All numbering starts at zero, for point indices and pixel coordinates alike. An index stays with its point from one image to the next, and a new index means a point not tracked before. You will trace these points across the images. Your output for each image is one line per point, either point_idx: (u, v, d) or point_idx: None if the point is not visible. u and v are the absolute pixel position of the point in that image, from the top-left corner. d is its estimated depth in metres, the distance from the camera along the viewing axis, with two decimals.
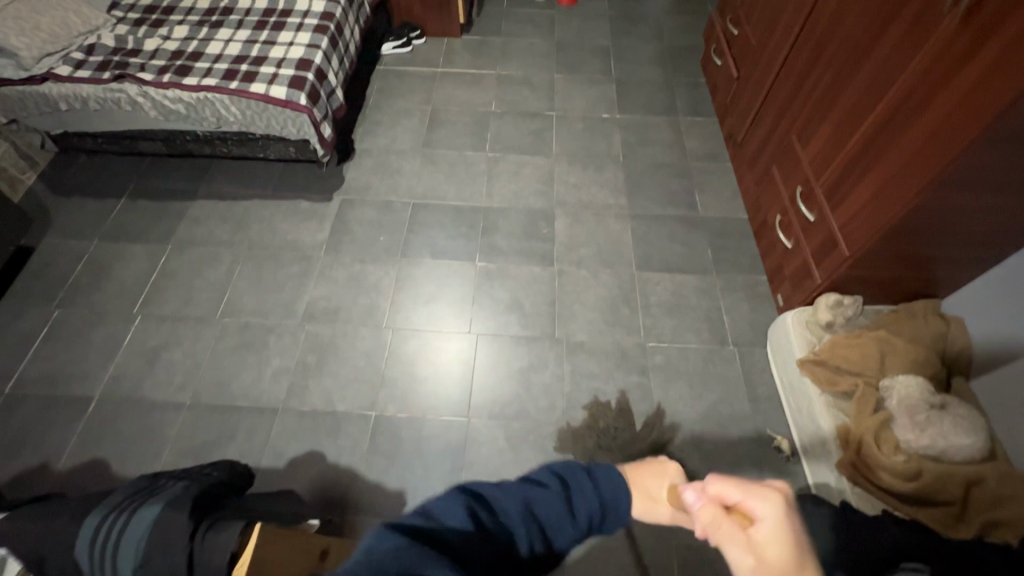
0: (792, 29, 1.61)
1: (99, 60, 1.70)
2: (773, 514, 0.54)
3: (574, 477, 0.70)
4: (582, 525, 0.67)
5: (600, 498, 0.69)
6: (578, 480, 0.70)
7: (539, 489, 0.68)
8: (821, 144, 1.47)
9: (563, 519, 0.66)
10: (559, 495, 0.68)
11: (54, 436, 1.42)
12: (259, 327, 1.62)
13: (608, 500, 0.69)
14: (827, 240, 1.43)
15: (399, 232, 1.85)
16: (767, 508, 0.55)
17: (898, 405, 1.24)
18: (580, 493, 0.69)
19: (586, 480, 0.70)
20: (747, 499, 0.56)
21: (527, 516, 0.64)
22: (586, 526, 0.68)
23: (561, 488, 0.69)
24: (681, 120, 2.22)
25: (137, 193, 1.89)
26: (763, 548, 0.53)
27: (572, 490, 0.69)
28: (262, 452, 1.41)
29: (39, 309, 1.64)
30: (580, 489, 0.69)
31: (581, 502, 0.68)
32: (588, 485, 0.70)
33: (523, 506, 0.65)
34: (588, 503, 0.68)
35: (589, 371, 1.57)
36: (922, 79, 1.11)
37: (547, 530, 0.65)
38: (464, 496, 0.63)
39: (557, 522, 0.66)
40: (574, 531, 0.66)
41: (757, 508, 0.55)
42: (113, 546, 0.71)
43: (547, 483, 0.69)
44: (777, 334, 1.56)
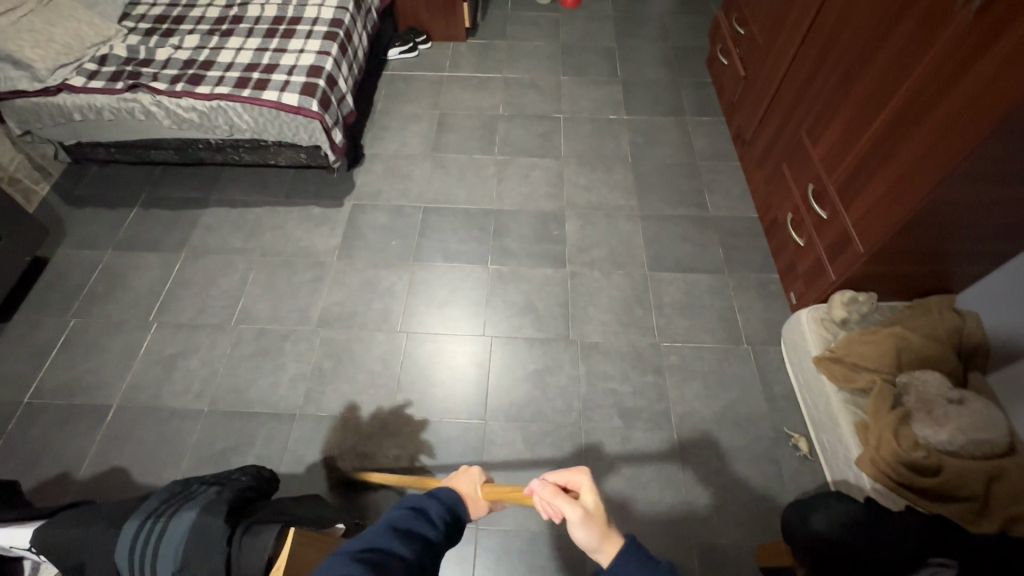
0: (800, 28, 1.62)
1: (112, 70, 1.71)
2: (587, 481, 0.73)
3: (418, 496, 0.76)
4: (445, 529, 0.74)
5: (446, 505, 0.76)
6: (421, 499, 0.76)
7: (398, 516, 0.72)
8: (832, 141, 1.47)
9: (429, 529, 0.73)
10: (416, 513, 0.73)
11: (74, 445, 1.43)
12: (275, 333, 1.63)
13: (450, 504, 0.77)
14: (841, 237, 1.43)
15: (411, 237, 1.85)
16: (582, 477, 0.74)
17: (916, 400, 1.24)
18: (431, 506, 0.75)
19: (428, 497, 0.77)
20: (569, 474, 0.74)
21: (401, 539, 0.69)
22: (448, 530, 0.75)
23: (414, 508, 0.74)
24: (689, 120, 2.23)
25: (150, 202, 1.90)
26: (585, 505, 0.71)
27: (424, 505, 0.75)
28: (282, 457, 1.41)
29: (56, 319, 1.65)
30: (428, 502, 0.76)
31: (434, 510, 0.75)
32: (433, 500, 0.76)
33: (396, 535, 0.69)
34: (441, 511, 0.75)
35: (605, 371, 1.57)
36: (932, 77, 1.12)
37: (424, 544, 0.71)
38: (346, 555, 0.64)
39: (428, 536, 0.72)
40: (441, 535, 0.73)
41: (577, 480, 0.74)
42: (153, 549, 0.72)
43: (399, 510, 0.73)
44: (791, 332, 1.56)
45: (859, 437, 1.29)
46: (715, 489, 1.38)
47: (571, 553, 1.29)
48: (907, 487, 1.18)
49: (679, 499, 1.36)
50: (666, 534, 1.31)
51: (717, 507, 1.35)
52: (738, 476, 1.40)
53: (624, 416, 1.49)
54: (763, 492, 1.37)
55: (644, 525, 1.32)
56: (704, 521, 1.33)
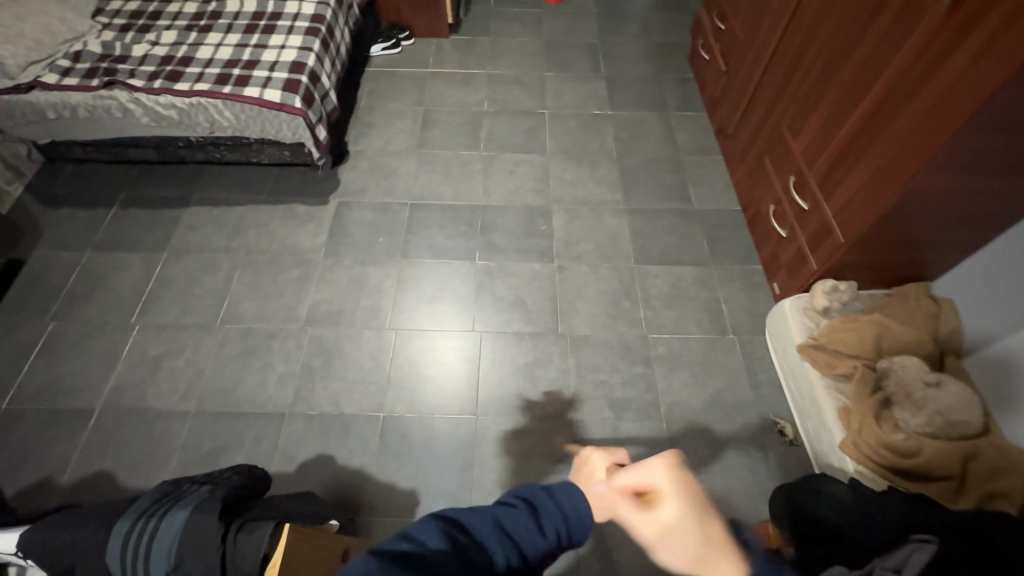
0: (779, 22, 1.65)
1: (86, 67, 1.67)
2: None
3: (536, 493, 0.71)
4: (554, 540, 0.67)
5: (564, 513, 0.69)
6: (538, 498, 0.70)
7: (508, 509, 0.68)
8: (812, 134, 1.50)
9: (532, 535, 0.66)
10: (526, 512, 0.68)
11: (56, 450, 1.40)
12: (262, 332, 1.61)
13: (572, 513, 0.70)
14: (822, 227, 1.46)
15: (398, 234, 1.85)
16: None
17: (896, 385, 1.29)
18: (545, 508, 0.69)
19: (548, 496, 0.70)
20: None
21: (497, 537, 0.63)
22: (558, 542, 0.67)
23: (528, 506, 0.69)
24: (672, 115, 2.25)
25: (129, 202, 1.86)
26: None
27: (539, 508, 0.69)
28: (272, 456, 1.40)
29: (33, 322, 1.61)
30: (544, 503, 0.70)
31: (547, 516, 0.68)
32: (551, 503, 0.69)
33: (496, 529, 0.64)
34: (553, 517, 0.68)
35: (594, 363, 1.59)
36: (909, 70, 1.15)
37: (522, 550, 0.64)
38: (440, 519, 0.61)
39: (529, 539, 0.65)
40: (545, 547, 0.66)
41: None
42: (144, 550, 0.71)
43: (509, 502, 0.69)
44: (775, 320, 1.59)
45: (842, 422, 1.33)
46: (704, 475, 1.41)
47: None
48: (889, 469, 1.23)
49: None
50: None
51: (707, 494, 1.37)
52: (726, 463, 1.43)
53: (614, 406, 1.51)
54: (751, 478, 1.40)
55: None
56: None
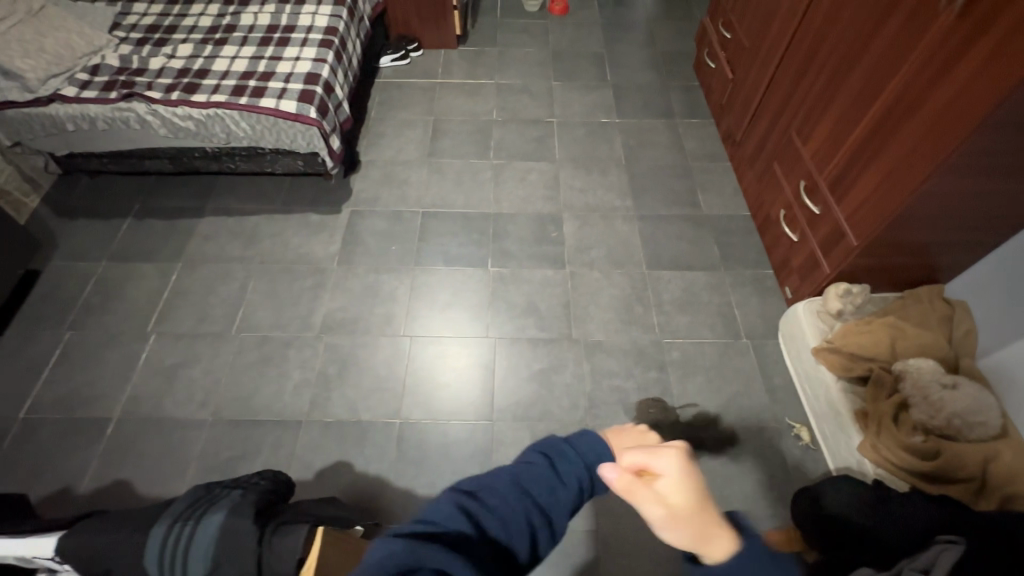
0: (787, 30, 1.67)
1: (105, 80, 1.69)
2: (674, 465, 0.61)
3: (556, 446, 0.72)
4: (579, 488, 0.69)
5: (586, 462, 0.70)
6: (559, 450, 0.72)
7: (526, 467, 0.70)
8: (822, 139, 1.52)
9: (555, 488, 0.68)
10: (545, 468, 0.70)
11: (74, 460, 1.40)
12: (277, 340, 1.62)
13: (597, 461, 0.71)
14: (834, 231, 1.47)
15: (411, 242, 1.86)
16: (671, 462, 0.61)
17: (912, 387, 1.30)
18: (566, 460, 0.71)
19: (565, 446, 0.72)
20: (651, 457, 0.62)
21: (515, 498, 0.66)
22: (584, 488, 0.70)
23: (548, 460, 0.71)
24: (679, 122, 2.28)
25: (144, 213, 1.88)
26: (668, 499, 0.59)
27: (559, 461, 0.70)
28: (290, 464, 1.40)
29: (51, 332, 1.62)
30: (565, 454, 0.71)
31: (566, 470, 0.70)
32: (572, 454, 0.71)
33: (516, 488, 0.67)
34: (575, 469, 0.70)
35: (609, 368, 1.59)
36: (919, 73, 1.17)
37: (546, 504, 0.67)
38: (455, 494, 0.66)
39: (552, 493, 0.68)
40: (570, 496, 0.68)
41: (661, 465, 0.61)
42: (182, 550, 0.73)
43: (529, 460, 0.71)
44: (788, 324, 1.60)
45: (859, 425, 1.34)
46: (722, 479, 1.41)
47: (584, 548, 1.30)
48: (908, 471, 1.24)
49: None
50: None
51: (725, 499, 1.37)
52: (744, 467, 1.43)
53: (630, 411, 1.51)
54: (769, 482, 1.40)
55: None
56: None
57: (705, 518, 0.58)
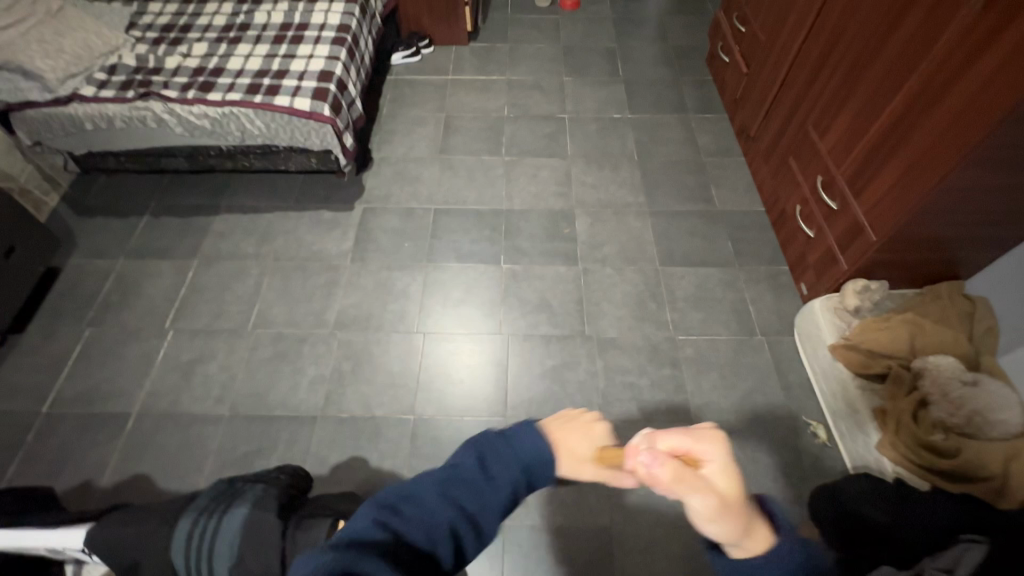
0: (804, 23, 1.65)
1: (122, 80, 1.71)
2: (719, 453, 0.65)
3: (490, 450, 0.80)
4: (510, 489, 0.77)
5: (521, 465, 0.78)
6: (493, 454, 0.80)
7: (457, 473, 0.77)
8: (840, 133, 1.50)
9: (486, 490, 0.76)
10: (478, 470, 0.78)
11: (95, 454, 1.43)
12: (292, 337, 1.63)
13: (532, 461, 0.79)
14: (852, 226, 1.45)
15: (424, 239, 1.87)
16: (715, 450, 0.65)
17: (932, 385, 1.30)
18: (499, 461, 0.79)
19: (498, 450, 0.80)
20: (695, 443, 0.65)
21: (448, 500, 0.74)
22: (516, 488, 0.77)
23: (481, 464, 0.79)
24: (692, 117, 2.26)
25: (160, 210, 1.90)
26: (717, 486, 0.63)
27: (492, 463, 0.79)
28: (306, 459, 1.41)
29: (71, 328, 1.65)
30: (497, 457, 0.79)
31: (498, 469, 0.78)
32: (503, 456, 0.79)
33: (449, 493, 0.75)
34: (507, 470, 0.78)
35: (622, 366, 1.58)
36: (941, 66, 1.15)
37: (477, 506, 0.74)
38: (390, 501, 0.72)
39: (482, 495, 0.75)
40: (501, 496, 0.76)
41: (705, 453, 0.65)
42: (207, 543, 0.76)
43: (465, 463, 0.79)
44: (805, 320, 1.59)
45: (878, 422, 1.35)
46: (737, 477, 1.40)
47: (598, 544, 1.30)
48: (927, 469, 1.22)
49: None
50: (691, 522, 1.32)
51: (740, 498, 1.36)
52: (760, 465, 1.41)
53: (644, 407, 1.51)
54: (785, 480, 1.39)
55: (669, 515, 1.34)
56: None
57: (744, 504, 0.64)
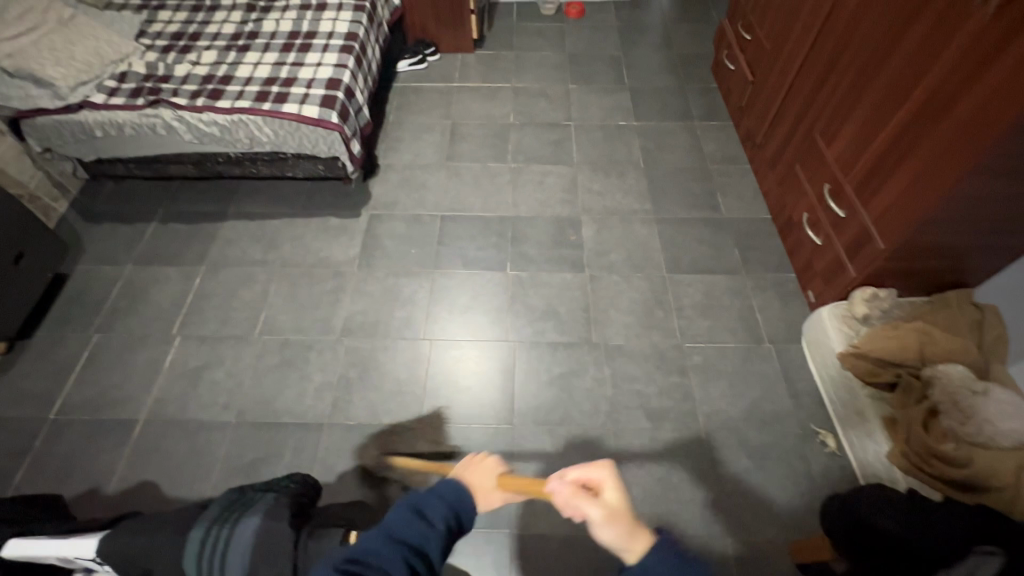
0: (810, 31, 1.65)
1: (132, 87, 1.72)
2: (611, 478, 0.80)
3: (419, 497, 0.80)
4: (445, 528, 0.78)
5: (448, 505, 0.80)
6: (422, 500, 0.80)
7: (391, 526, 0.76)
8: (847, 141, 1.50)
9: (425, 533, 0.76)
10: (414, 517, 0.77)
11: (102, 460, 1.42)
12: (299, 344, 1.63)
13: (455, 502, 0.80)
14: (860, 234, 1.45)
15: (430, 245, 1.87)
16: (606, 475, 0.80)
17: (942, 394, 1.29)
18: (430, 505, 0.79)
19: (428, 495, 0.80)
20: (590, 470, 0.82)
21: (389, 553, 0.73)
22: (450, 526, 0.78)
23: (414, 511, 0.78)
24: (697, 124, 2.26)
25: (168, 216, 1.91)
26: (608, 502, 0.77)
27: (424, 509, 0.79)
28: (313, 467, 1.41)
29: (79, 334, 1.65)
30: (427, 501, 0.79)
31: (432, 513, 0.78)
32: (433, 501, 0.79)
33: (389, 548, 0.73)
34: (438, 511, 0.79)
35: (629, 373, 1.58)
36: (948, 77, 1.15)
37: (420, 550, 0.75)
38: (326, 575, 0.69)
39: (423, 539, 0.75)
40: (439, 535, 0.77)
41: (600, 478, 0.80)
42: (221, 552, 0.77)
43: (399, 514, 0.78)
44: (812, 329, 1.57)
45: (888, 432, 1.34)
46: (746, 486, 1.39)
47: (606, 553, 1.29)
48: (940, 478, 1.21)
49: (710, 497, 1.37)
50: (700, 532, 1.32)
51: (749, 507, 1.35)
52: (769, 474, 1.40)
53: (652, 415, 1.50)
54: (795, 488, 1.38)
55: (677, 524, 1.33)
56: (737, 519, 1.34)
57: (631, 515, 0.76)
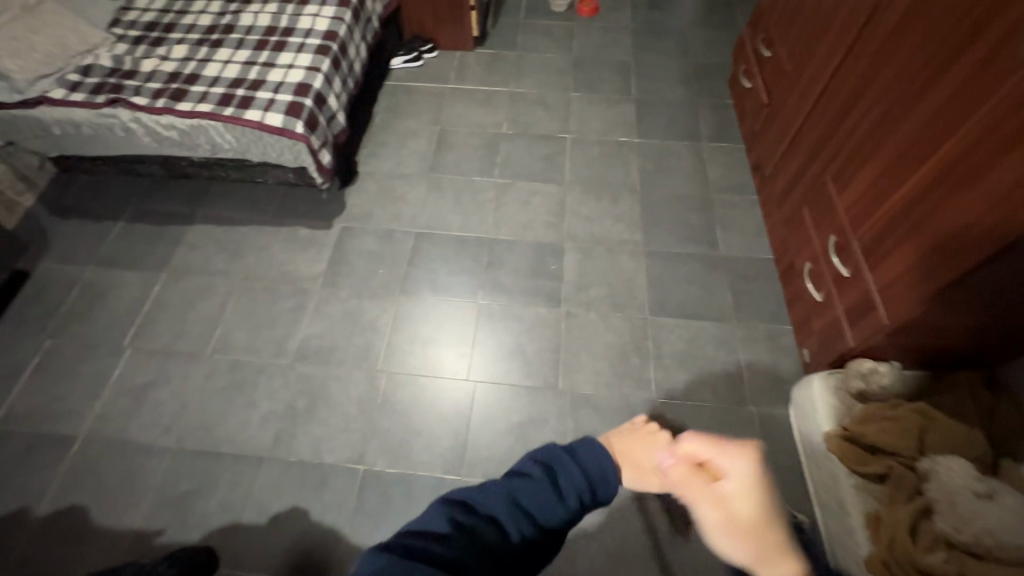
0: (835, 58, 1.46)
1: (95, 82, 1.62)
2: (742, 468, 0.85)
3: (557, 459, 0.93)
4: (569, 502, 0.88)
5: (579, 478, 0.91)
6: (555, 463, 0.92)
7: (523, 478, 0.89)
8: (859, 193, 1.32)
9: (548, 496, 0.86)
10: (543, 476, 0.89)
11: (36, 478, 1.39)
12: (250, 366, 1.56)
13: (591, 474, 0.92)
14: (862, 301, 1.28)
15: (400, 266, 1.76)
16: (737, 465, 0.85)
17: (937, 490, 1.11)
18: (562, 474, 0.91)
19: (565, 460, 0.93)
20: (722, 457, 0.87)
21: (513, 500, 0.85)
22: (574, 503, 0.88)
23: (545, 470, 0.91)
24: (705, 146, 2.07)
25: (135, 216, 1.84)
26: (727, 496, 0.82)
27: (557, 474, 0.91)
28: (245, 505, 1.35)
29: (30, 339, 1.60)
30: (561, 470, 0.91)
31: (563, 484, 0.89)
32: (567, 468, 0.91)
33: (510, 499, 0.85)
34: (569, 483, 0.90)
35: (594, 428, 1.46)
36: (980, 139, 0.98)
37: (536, 513, 0.85)
38: (447, 505, 0.82)
39: (544, 504, 0.85)
40: (561, 504, 0.87)
41: (727, 465, 0.86)
42: None
43: (532, 470, 0.91)
44: (800, 397, 1.45)
45: (870, 531, 1.18)
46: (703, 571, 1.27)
47: None
48: None
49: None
50: None
51: None
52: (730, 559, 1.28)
53: None
54: None
55: None
56: None
57: (769, 523, 0.79)
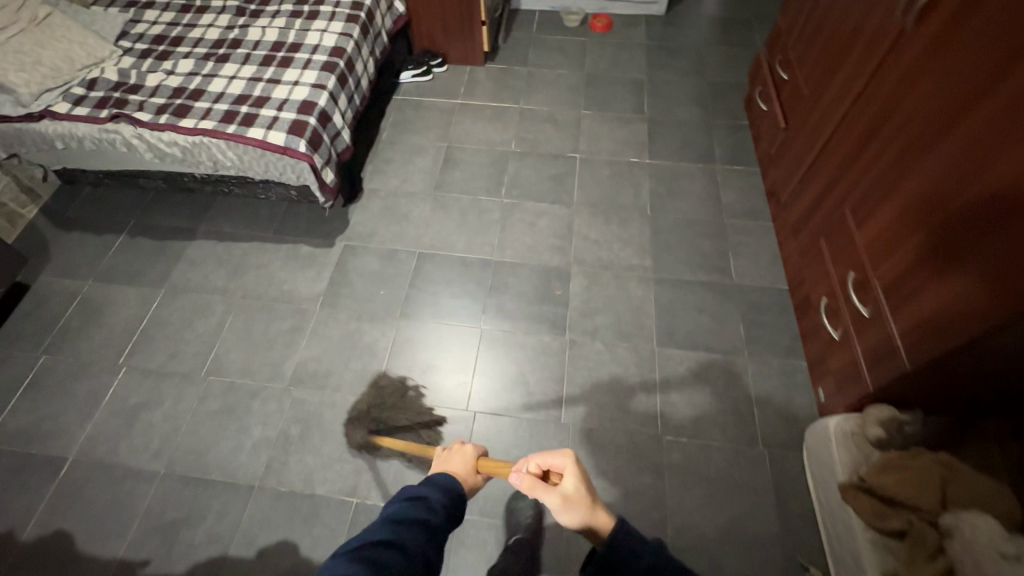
0: (857, 85, 1.40)
1: (99, 96, 1.61)
2: (568, 461, 0.90)
3: (415, 488, 0.89)
4: (444, 512, 0.88)
5: (443, 490, 0.90)
6: (416, 491, 0.89)
7: (396, 511, 0.84)
8: (879, 228, 1.26)
9: (429, 513, 0.85)
10: (414, 503, 0.86)
11: (23, 501, 1.36)
12: (245, 389, 1.52)
13: (448, 489, 0.91)
14: (883, 344, 1.21)
15: (401, 287, 1.72)
16: (564, 459, 0.90)
17: (960, 552, 1.00)
18: (430, 493, 0.89)
19: (424, 485, 0.90)
20: (551, 458, 0.91)
21: (405, 526, 0.81)
22: (448, 512, 0.88)
23: (413, 498, 0.87)
24: (719, 168, 2.02)
25: (137, 230, 1.83)
26: (564, 488, 0.87)
27: (424, 496, 0.88)
28: (232, 536, 1.31)
29: (25, 355, 1.58)
30: (426, 491, 0.89)
31: (432, 498, 0.88)
32: (428, 488, 0.90)
33: (396, 530, 0.79)
34: (439, 496, 0.89)
35: (596, 466, 1.40)
36: (1009, 182, 0.91)
37: (427, 530, 0.83)
38: (344, 555, 0.72)
39: (430, 520, 0.84)
40: (442, 516, 0.86)
41: (559, 464, 0.90)
42: None
43: (397, 504, 0.85)
44: (815, 439, 1.38)
45: None
46: None
47: None
48: None
49: None
50: None
51: None
52: None
53: None
54: None
55: None
56: None
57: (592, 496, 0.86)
